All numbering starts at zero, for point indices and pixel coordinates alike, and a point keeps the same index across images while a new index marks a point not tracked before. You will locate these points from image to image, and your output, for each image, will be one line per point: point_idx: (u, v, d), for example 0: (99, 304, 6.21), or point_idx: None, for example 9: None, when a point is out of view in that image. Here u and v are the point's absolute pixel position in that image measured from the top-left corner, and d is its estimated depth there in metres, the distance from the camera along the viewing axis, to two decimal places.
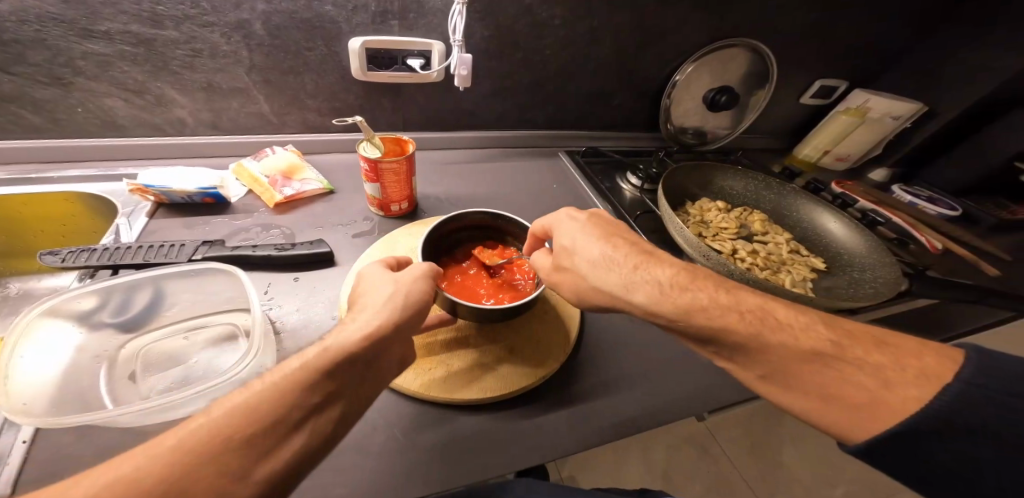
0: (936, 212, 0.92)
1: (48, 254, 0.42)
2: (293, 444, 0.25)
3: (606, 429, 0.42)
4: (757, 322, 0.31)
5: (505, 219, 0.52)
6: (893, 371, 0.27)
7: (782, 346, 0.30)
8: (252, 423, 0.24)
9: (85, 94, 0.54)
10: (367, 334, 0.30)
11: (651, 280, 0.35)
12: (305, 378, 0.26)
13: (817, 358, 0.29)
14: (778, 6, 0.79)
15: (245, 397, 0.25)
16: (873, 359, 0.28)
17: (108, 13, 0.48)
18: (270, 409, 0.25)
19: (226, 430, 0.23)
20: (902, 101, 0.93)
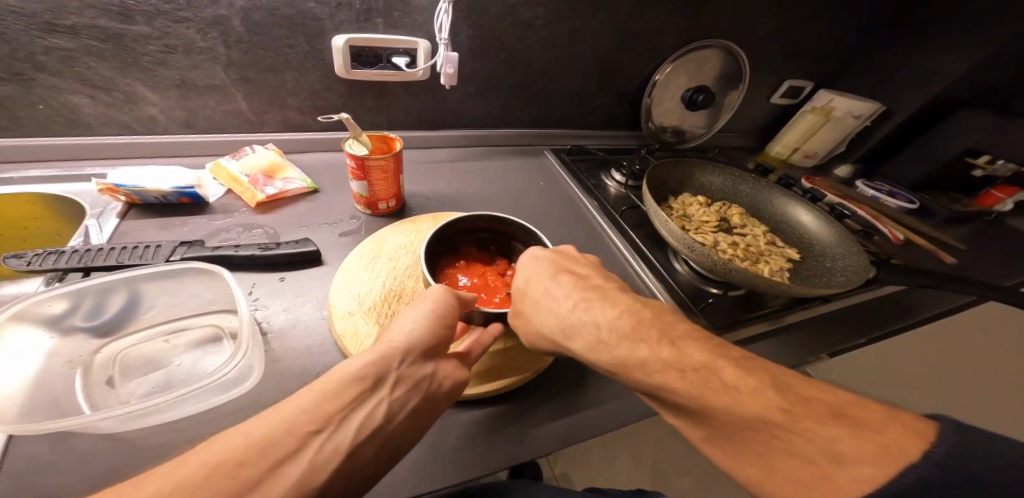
0: (897, 205, 0.98)
1: (12, 257, 0.40)
2: (288, 476, 0.25)
3: (599, 419, 0.43)
4: (695, 376, 0.28)
5: (497, 218, 0.51)
6: (849, 447, 0.21)
7: (723, 411, 0.26)
8: (267, 445, 0.25)
9: (47, 90, 0.51)
10: (374, 361, 0.31)
11: (591, 323, 0.35)
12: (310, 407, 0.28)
13: (758, 428, 0.24)
14: (748, 11, 0.83)
15: (251, 426, 0.26)
16: (825, 430, 0.22)
17: (73, 6, 0.46)
18: (281, 434, 0.26)
19: (228, 457, 0.24)
20: (862, 102, 0.99)
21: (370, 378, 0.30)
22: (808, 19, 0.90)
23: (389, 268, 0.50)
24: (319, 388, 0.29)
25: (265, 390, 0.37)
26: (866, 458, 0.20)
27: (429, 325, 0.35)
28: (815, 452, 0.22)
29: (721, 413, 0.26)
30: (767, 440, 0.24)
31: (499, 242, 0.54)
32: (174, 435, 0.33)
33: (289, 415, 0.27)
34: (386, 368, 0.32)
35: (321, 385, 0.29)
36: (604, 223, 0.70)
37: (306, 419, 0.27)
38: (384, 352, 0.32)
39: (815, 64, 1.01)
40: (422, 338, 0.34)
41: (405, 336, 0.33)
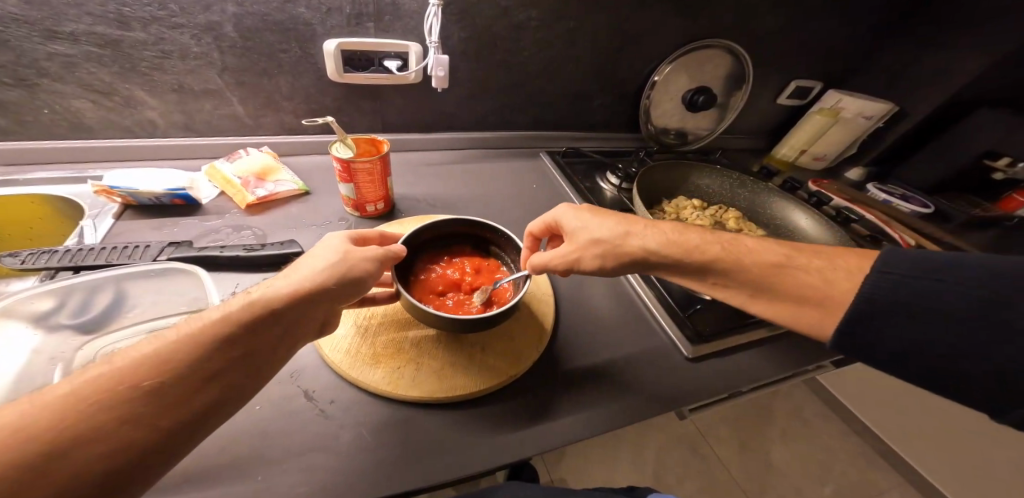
0: (910, 209, 0.93)
1: (6, 256, 0.41)
2: (207, 395, 0.24)
3: (576, 427, 0.42)
4: (734, 247, 0.40)
5: (475, 223, 0.51)
6: (835, 272, 0.36)
7: (753, 257, 0.39)
8: (144, 387, 0.22)
9: (51, 95, 0.53)
10: (293, 292, 0.31)
11: (655, 230, 0.42)
12: (228, 331, 0.26)
13: (780, 268, 0.38)
14: (750, 9, 0.81)
15: (157, 347, 0.24)
16: (816, 263, 0.37)
17: (72, 14, 0.48)
18: (195, 354, 0.25)
19: (136, 378, 0.22)
20: (874, 101, 0.95)
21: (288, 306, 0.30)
22: (813, 17, 0.87)
23: None
24: (205, 324, 0.26)
25: None
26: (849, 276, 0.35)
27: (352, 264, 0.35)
28: (833, 278, 0.36)
29: (750, 265, 0.39)
30: (786, 274, 0.37)
31: (479, 247, 0.54)
32: None
33: (170, 352, 0.24)
34: (286, 306, 0.30)
35: (209, 321, 0.26)
36: None
37: (194, 354, 0.25)
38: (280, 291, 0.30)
39: (823, 62, 0.98)
40: (330, 282, 0.33)
41: (312, 277, 0.32)
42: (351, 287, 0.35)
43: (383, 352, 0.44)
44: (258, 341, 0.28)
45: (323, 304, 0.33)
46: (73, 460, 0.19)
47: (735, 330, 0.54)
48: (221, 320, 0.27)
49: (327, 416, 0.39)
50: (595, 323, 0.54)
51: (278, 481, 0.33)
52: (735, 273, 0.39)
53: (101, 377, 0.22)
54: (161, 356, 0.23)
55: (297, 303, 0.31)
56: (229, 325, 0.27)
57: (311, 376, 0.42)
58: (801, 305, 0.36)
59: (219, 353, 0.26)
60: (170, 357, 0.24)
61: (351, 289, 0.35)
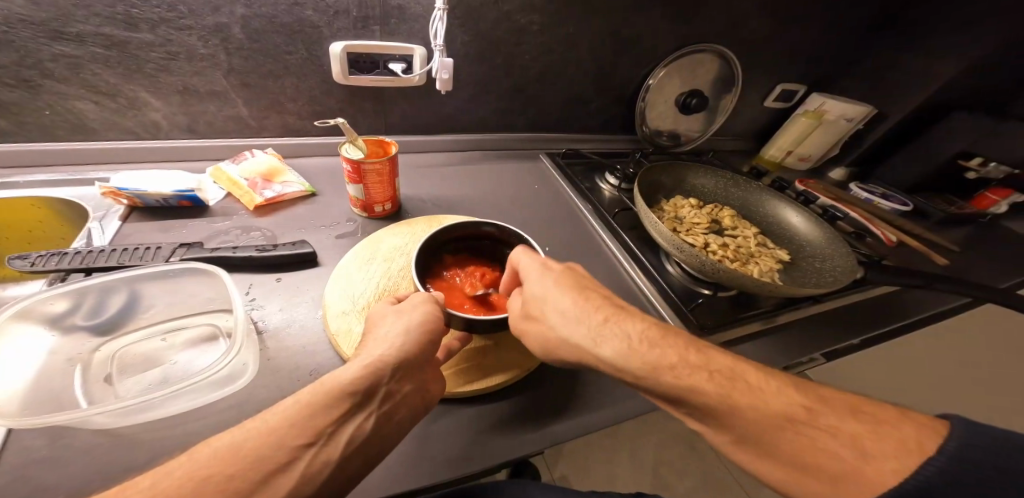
0: (890, 207, 0.98)
1: (17, 258, 0.41)
2: (285, 481, 0.26)
3: (586, 420, 0.44)
4: (728, 381, 0.31)
5: (491, 226, 0.52)
6: (873, 444, 0.26)
7: (754, 409, 0.29)
8: (267, 451, 0.27)
9: (53, 96, 0.53)
10: (361, 374, 0.32)
11: (619, 334, 0.35)
12: (303, 417, 0.29)
13: (787, 425, 0.28)
14: (740, 15, 0.84)
15: (243, 436, 0.27)
16: (846, 426, 0.27)
17: (80, 15, 0.47)
18: (271, 445, 0.27)
19: (224, 468, 0.25)
20: (854, 104, 1.00)
21: (359, 391, 0.31)
22: (798, 24, 0.91)
23: (385, 269, 0.51)
24: (324, 388, 0.31)
25: (259, 385, 0.38)
26: (891, 454, 0.25)
27: (414, 339, 0.36)
28: (844, 449, 0.26)
29: (745, 413, 0.29)
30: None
31: (490, 247, 0.55)
32: (168, 432, 0.34)
33: (291, 417, 0.29)
34: (385, 376, 0.33)
35: (330, 384, 0.31)
36: (597, 226, 0.71)
37: (311, 418, 0.29)
38: (382, 358, 0.34)
39: (807, 67, 1.03)
40: (396, 358, 0.34)
41: (409, 344, 0.35)
42: (425, 353, 0.37)
43: None
44: (343, 413, 0.30)
45: (416, 374, 0.36)
46: None
47: (733, 323, 0.57)
48: (338, 386, 0.31)
49: None
50: None
51: None
52: (707, 412, 0.31)
53: (200, 465, 0.25)
54: (241, 449, 0.26)
55: (395, 371, 0.34)
56: (344, 390, 0.31)
57: None
58: (800, 472, 0.27)
59: (328, 418, 0.30)
60: (250, 450, 0.26)
61: (417, 362, 0.36)
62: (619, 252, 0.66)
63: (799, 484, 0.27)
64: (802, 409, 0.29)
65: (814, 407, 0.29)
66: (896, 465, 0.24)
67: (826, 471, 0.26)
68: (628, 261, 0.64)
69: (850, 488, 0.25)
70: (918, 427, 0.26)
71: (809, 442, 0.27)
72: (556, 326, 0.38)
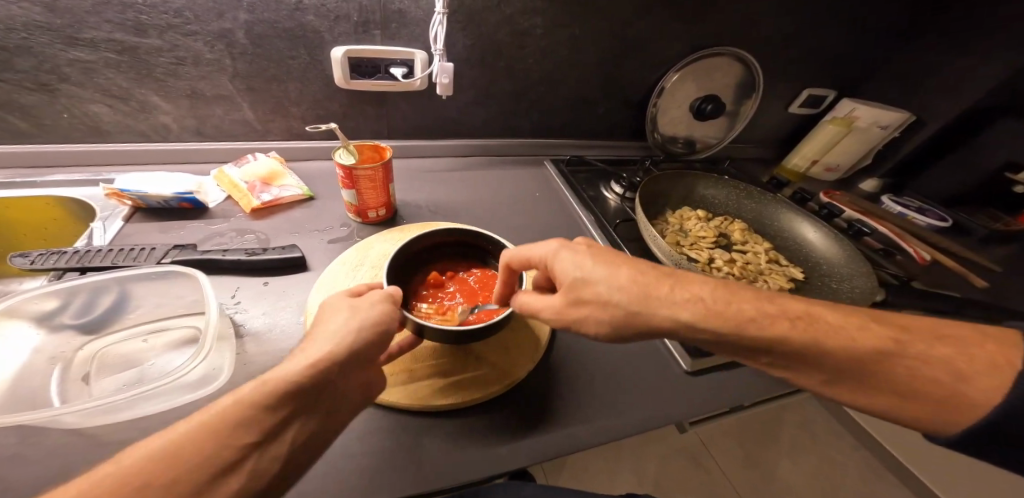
0: (926, 223, 0.90)
1: (18, 256, 0.43)
2: (227, 488, 0.23)
3: (565, 438, 0.42)
4: (807, 323, 0.31)
5: (476, 235, 0.52)
6: (964, 363, 0.28)
7: (847, 348, 0.30)
8: (206, 453, 0.23)
9: (69, 100, 0.55)
10: (307, 366, 0.29)
11: (692, 297, 0.33)
12: (241, 416, 0.25)
13: (886, 358, 0.29)
14: (760, 16, 0.80)
15: (171, 439, 0.23)
16: (937, 351, 0.29)
17: (93, 21, 0.50)
18: (211, 448, 0.24)
19: (148, 478, 0.21)
20: (889, 111, 0.93)
21: (306, 387, 0.28)
22: (825, 25, 0.86)
23: (371, 277, 0.51)
24: (265, 386, 0.27)
25: (231, 389, 0.38)
26: (983, 373, 0.28)
27: (369, 330, 0.33)
28: (941, 372, 0.28)
29: (839, 352, 0.30)
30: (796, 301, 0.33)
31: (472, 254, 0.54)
32: (135, 433, 0.34)
33: (225, 421, 0.25)
34: (333, 373, 0.30)
35: (271, 382, 0.27)
36: (598, 236, 0.68)
37: (250, 421, 0.25)
38: (334, 351, 0.30)
39: (836, 71, 0.97)
40: (348, 349, 0.31)
41: (362, 337, 0.32)
42: (379, 344, 0.34)
43: None
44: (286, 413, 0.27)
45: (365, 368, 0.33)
46: None
47: None
48: (280, 384, 0.27)
49: None
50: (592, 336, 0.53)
51: None
52: (799, 354, 0.30)
53: (115, 478, 0.21)
54: (172, 455, 0.22)
55: (344, 366, 0.31)
56: (288, 386, 0.27)
57: None
58: (899, 399, 0.29)
59: (269, 419, 0.26)
60: (181, 457, 0.22)
61: (370, 354, 0.33)
62: None
63: (903, 412, 0.29)
64: (891, 341, 0.30)
65: (900, 337, 0.30)
66: (990, 384, 0.27)
67: (925, 394, 0.28)
68: None
69: (962, 409, 0.27)
70: (1002, 344, 0.29)
71: (907, 369, 0.29)
72: (608, 293, 0.34)
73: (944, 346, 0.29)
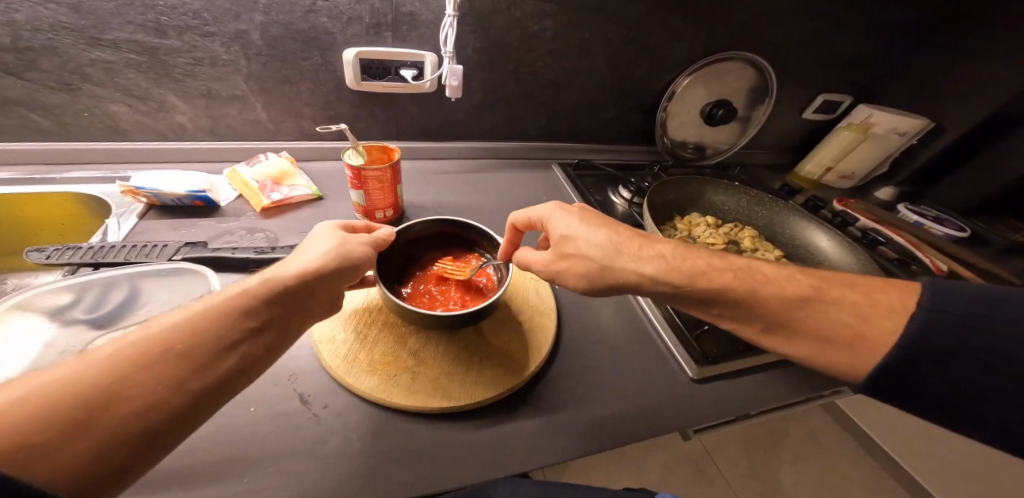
0: (945, 233, 0.88)
1: (34, 251, 0.45)
2: (229, 360, 0.27)
3: (568, 444, 0.41)
4: (744, 276, 0.36)
5: (466, 227, 0.53)
6: (870, 309, 0.32)
7: (773, 296, 0.34)
8: (215, 331, 0.27)
9: (91, 99, 0.57)
10: (299, 274, 0.33)
11: (655, 255, 0.38)
12: (244, 306, 0.29)
13: (803, 303, 0.34)
14: (775, 20, 0.79)
15: (185, 317, 0.26)
16: (849, 297, 0.33)
17: (116, 22, 0.51)
18: (217, 325, 0.27)
19: (169, 342, 0.24)
20: (909, 117, 0.91)
21: (295, 290, 0.33)
22: (841, 30, 0.84)
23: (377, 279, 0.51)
24: (223, 299, 0.28)
25: None
26: (884, 317, 0.31)
27: (345, 254, 0.38)
28: (847, 316, 0.32)
29: (764, 301, 0.35)
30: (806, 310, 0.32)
31: (465, 245, 0.55)
32: None
33: (198, 321, 0.26)
34: (316, 285, 0.35)
35: (228, 296, 0.29)
36: None
37: (218, 324, 0.27)
38: (317, 268, 0.35)
39: (851, 76, 0.95)
40: (329, 266, 0.36)
41: (313, 263, 0.35)
42: (354, 270, 0.39)
43: (381, 359, 0.44)
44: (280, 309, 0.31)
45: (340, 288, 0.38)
46: (110, 416, 0.21)
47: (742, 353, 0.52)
48: (239, 296, 0.29)
49: (320, 421, 0.40)
50: (597, 342, 0.53)
51: (264, 482, 0.34)
52: (740, 304, 0.35)
53: (137, 340, 0.23)
54: (188, 326, 0.25)
55: (298, 285, 0.33)
56: (247, 299, 0.29)
57: (308, 380, 0.43)
58: (817, 343, 0.33)
59: (238, 323, 0.28)
60: (195, 327, 0.26)
61: (346, 273, 0.38)
62: None
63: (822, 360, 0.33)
64: (811, 290, 0.34)
65: (820, 286, 0.35)
66: (890, 326, 0.31)
67: (833, 339, 0.32)
68: None
69: (860, 347, 0.31)
70: (902, 292, 0.33)
71: (818, 314, 0.33)
72: (588, 251, 0.39)
73: (883, 294, 0.33)
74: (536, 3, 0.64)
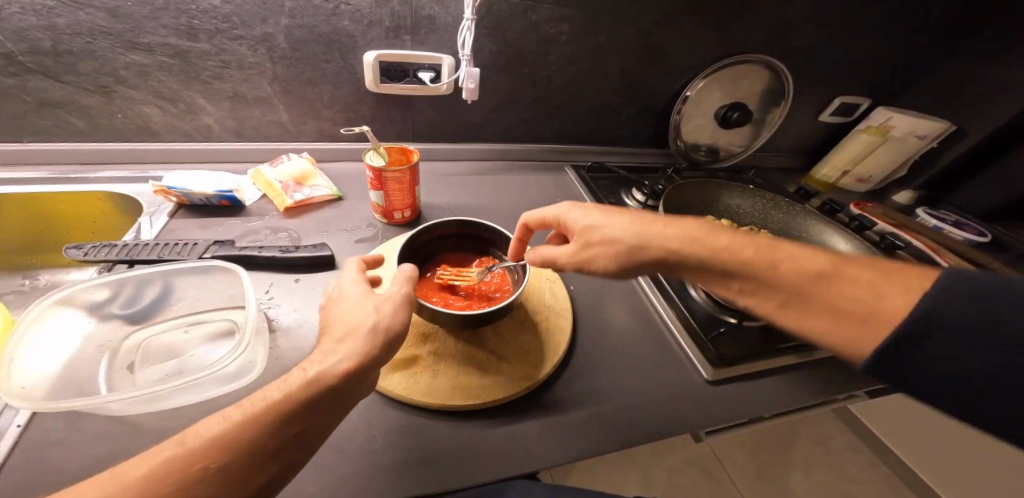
0: (965, 237, 0.86)
1: (72, 249, 0.46)
2: (261, 472, 0.25)
3: (584, 444, 0.42)
4: (762, 253, 0.34)
5: (485, 228, 0.54)
6: (885, 285, 0.29)
7: (791, 271, 0.32)
8: (250, 441, 0.25)
9: (125, 101, 0.59)
10: (346, 368, 0.30)
11: (673, 235, 0.38)
12: (284, 410, 0.27)
13: (821, 279, 0.31)
14: (793, 22, 0.78)
15: (225, 425, 0.25)
16: (865, 275, 0.30)
17: (150, 26, 0.53)
18: (253, 434, 0.25)
19: (203, 461, 0.23)
20: (929, 120, 0.90)
21: (339, 385, 0.30)
22: (860, 31, 0.83)
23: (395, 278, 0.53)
24: (264, 404, 0.26)
25: (264, 381, 0.40)
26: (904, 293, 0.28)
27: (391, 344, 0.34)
28: (863, 292, 0.29)
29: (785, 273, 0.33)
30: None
31: (482, 246, 0.56)
32: (175, 422, 0.36)
33: (232, 434, 0.25)
34: (364, 374, 0.32)
35: (269, 400, 0.27)
36: None
37: (248, 439, 0.25)
38: (364, 357, 0.32)
39: (870, 79, 0.94)
40: (375, 355, 0.32)
41: (362, 353, 0.32)
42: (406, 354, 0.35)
43: (401, 358, 0.45)
44: (322, 408, 0.29)
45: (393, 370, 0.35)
46: None
47: (758, 356, 0.52)
48: (279, 399, 0.27)
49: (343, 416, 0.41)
50: (611, 342, 0.54)
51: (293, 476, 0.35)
52: (758, 278, 0.34)
53: (175, 458, 0.23)
54: (222, 441, 0.24)
55: (343, 384, 0.30)
56: (286, 406, 0.27)
57: None
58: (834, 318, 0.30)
59: (271, 434, 0.26)
60: (230, 441, 0.24)
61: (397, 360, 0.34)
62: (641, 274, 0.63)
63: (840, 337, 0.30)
64: (828, 266, 0.32)
65: (838, 263, 0.32)
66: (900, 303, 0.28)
67: (848, 313, 0.29)
68: (648, 284, 0.62)
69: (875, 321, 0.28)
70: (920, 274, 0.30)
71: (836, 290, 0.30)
72: (613, 234, 0.40)
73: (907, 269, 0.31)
74: (552, 7, 0.65)
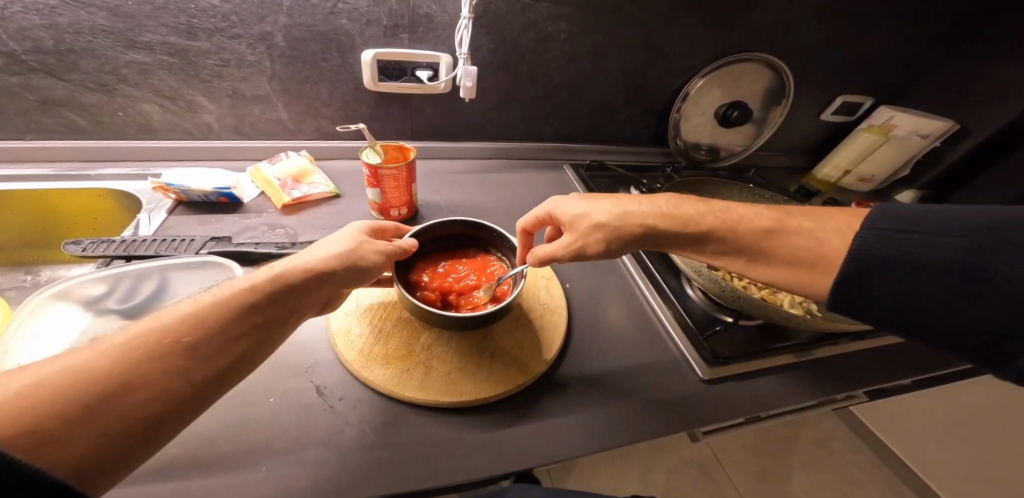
0: None
1: (71, 243, 0.47)
2: (234, 350, 0.28)
3: (577, 443, 0.41)
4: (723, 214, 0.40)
5: (483, 228, 0.54)
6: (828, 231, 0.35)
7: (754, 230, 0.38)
8: (220, 321, 0.28)
9: (125, 99, 0.60)
10: (309, 270, 0.34)
11: (653, 208, 0.42)
12: (252, 298, 0.30)
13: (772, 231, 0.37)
14: (793, 20, 0.77)
15: (195, 307, 0.28)
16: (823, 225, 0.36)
17: (151, 25, 0.54)
18: (220, 316, 0.28)
19: (176, 334, 0.25)
20: (932, 119, 0.89)
21: (300, 285, 0.34)
22: (862, 29, 0.83)
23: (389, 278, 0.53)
24: (232, 293, 0.30)
25: None
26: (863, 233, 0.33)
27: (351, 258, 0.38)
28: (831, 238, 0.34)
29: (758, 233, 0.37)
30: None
31: (479, 246, 0.56)
32: None
33: (205, 312, 0.28)
34: (324, 281, 0.36)
35: (235, 289, 0.30)
36: None
37: (219, 318, 0.28)
38: (325, 265, 0.35)
39: (873, 77, 0.93)
40: (340, 267, 0.36)
41: (323, 260, 0.36)
42: (365, 274, 0.39)
43: (394, 354, 0.45)
44: (285, 302, 0.32)
45: (351, 285, 0.39)
46: (123, 403, 0.22)
47: (754, 355, 0.52)
48: (246, 290, 0.30)
49: (335, 412, 0.41)
50: (606, 339, 0.53)
51: (281, 471, 0.35)
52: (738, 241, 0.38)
53: (146, 331, 0.25)
54: (197, 317, 0.27)
55: (307, 282, 0.34)
56: (253, 294, 0.31)
57: (324, 372, 0.44)
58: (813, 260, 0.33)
59: (240, 319, 0.29)
60: (203, 318, 0.27)
61: (356, 274, 0.38)
62: (638, 274, 0.63)
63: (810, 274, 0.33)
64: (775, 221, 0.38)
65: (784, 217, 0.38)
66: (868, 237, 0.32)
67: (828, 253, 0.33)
68: (645, 283, 0.61)
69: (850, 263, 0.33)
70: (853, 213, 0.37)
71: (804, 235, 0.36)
72: (601, 219, 0.43)
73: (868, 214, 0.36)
74: (550, 5, 0.65)
